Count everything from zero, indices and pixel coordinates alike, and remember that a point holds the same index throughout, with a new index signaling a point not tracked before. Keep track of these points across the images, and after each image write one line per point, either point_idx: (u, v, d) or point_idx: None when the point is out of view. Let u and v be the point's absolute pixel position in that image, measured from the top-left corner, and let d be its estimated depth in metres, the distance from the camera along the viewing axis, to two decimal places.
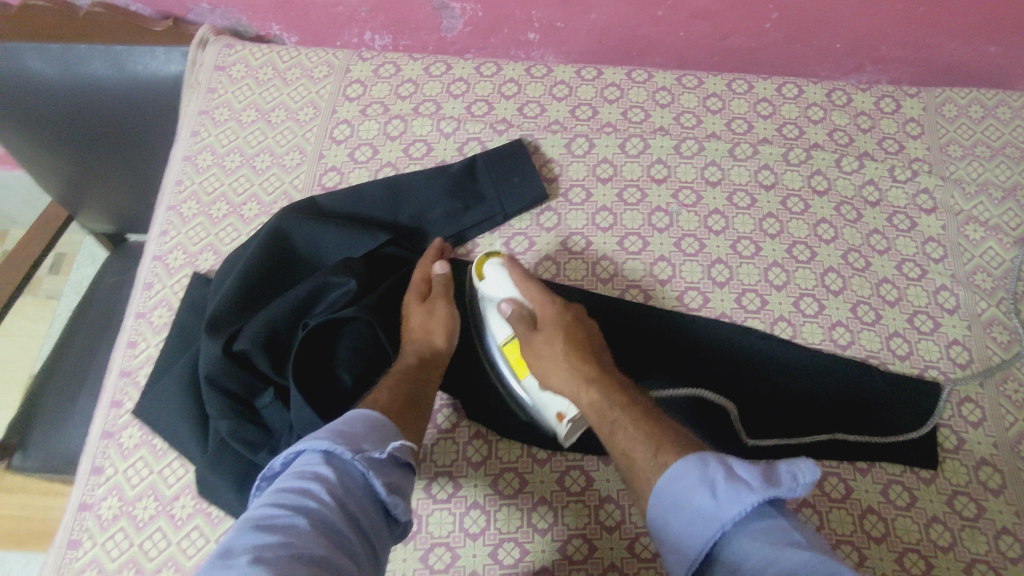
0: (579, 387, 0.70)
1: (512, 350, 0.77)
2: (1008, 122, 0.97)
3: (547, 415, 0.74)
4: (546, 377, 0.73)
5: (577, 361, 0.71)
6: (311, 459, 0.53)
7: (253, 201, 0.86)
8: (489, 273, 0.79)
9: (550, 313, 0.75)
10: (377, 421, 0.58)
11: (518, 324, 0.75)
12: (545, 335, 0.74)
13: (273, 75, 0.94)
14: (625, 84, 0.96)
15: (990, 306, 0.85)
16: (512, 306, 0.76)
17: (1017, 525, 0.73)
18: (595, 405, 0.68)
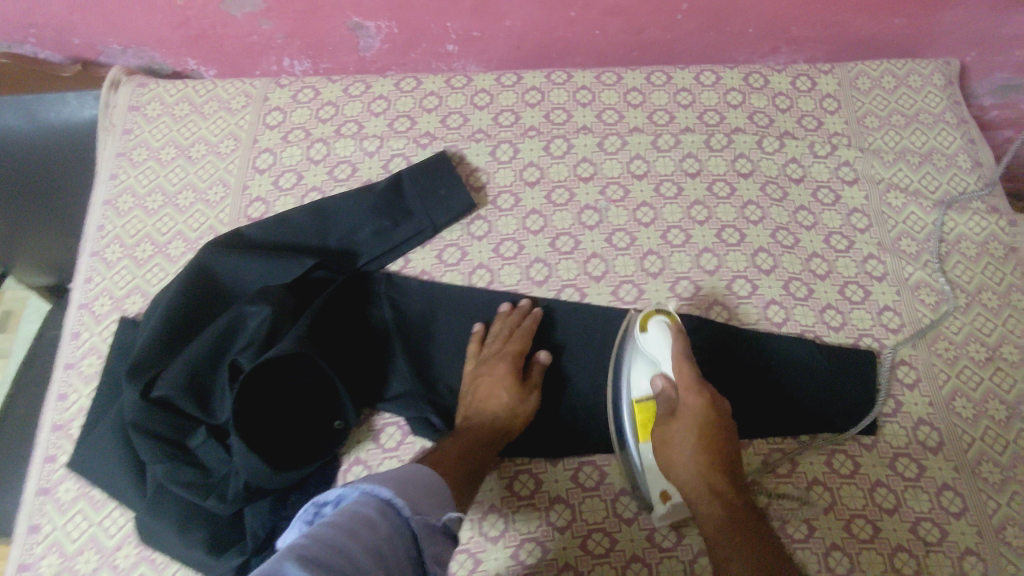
0: (700, 487, 0.69)
1: (645, 412, 0.74)
2: (920, 89, 0.99)
3: (650, 488, 0.73)
4: (667, 460, 0.71)
5: (705, 463, 0.69)
6: (373, 503, 0.55)
7: (179, 239, 0.85)
8: (653, 333, 0.74)
9: (693, 403, 0.70)
10: (434, 480, 0.62)
11: (661, 406, 0.73)
12: (685, 426, 0.70)
13: (190, 110, 0.93)
14: (545, 87, 0.96)
15: (917, 270, 0.87)
16: (663, 382, 0.73)
17: (957, 480, 0.75)
18: (711, 517, 0.67)
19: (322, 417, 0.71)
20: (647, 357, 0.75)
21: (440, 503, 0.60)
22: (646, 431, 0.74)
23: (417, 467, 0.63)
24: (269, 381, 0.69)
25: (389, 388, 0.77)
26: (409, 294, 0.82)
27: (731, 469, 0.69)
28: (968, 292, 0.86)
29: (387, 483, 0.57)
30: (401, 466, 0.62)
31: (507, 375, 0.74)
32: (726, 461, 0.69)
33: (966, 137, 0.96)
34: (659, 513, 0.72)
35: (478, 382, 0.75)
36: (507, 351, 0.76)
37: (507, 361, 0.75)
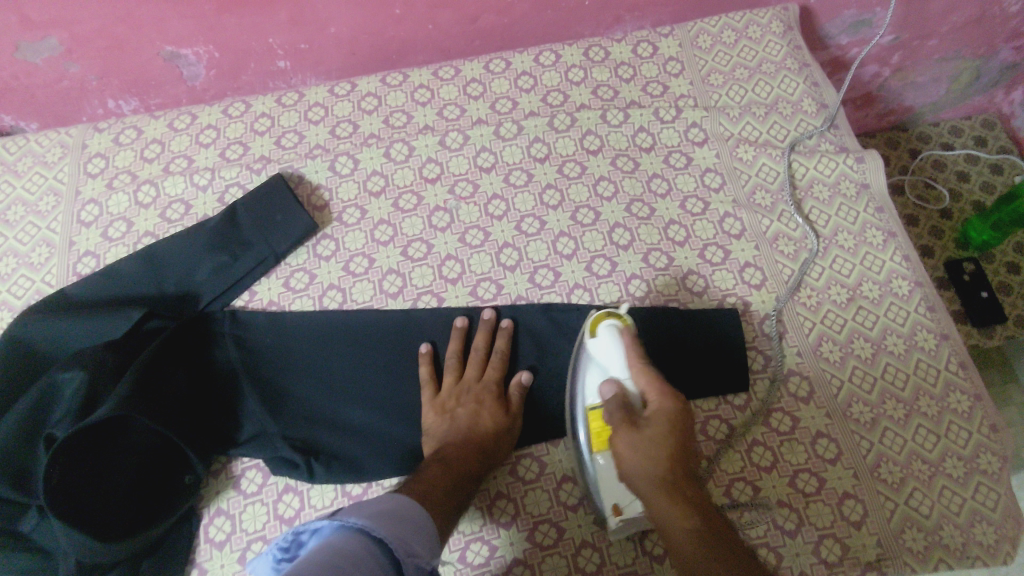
0: (670, 496, 0.59)
1: (598, 421, 0.68)
2: (760, 40, 0.98)
3: (602, 502, 0.68)
4: (631, 472, 0.62)
5: (674, 467, 0.60)
6: (356, 538, 0.51)
7: (3, 309, 0.80)
8: (606, 338, 0.70)
9: (664, 407, 0.63)
10: (428, 522, 0.58)
11: (617, 408, 0.64)
12: (649, 430, 0.62)
13: (4, 170, 0.88)
14: (381, 91, 0.94)
15: (774, 222, 0.86)
16: (615, 388, 0.66)
17: (830, 426, 0.75)
18: (687, 530, 0.57)
19: (169, 474, 0.69)
20: (600, 366, 0.70)
21: (429, 541, 0.57)
22: (601, 440, 0.68)
23: (407, 500, 0.59)
24: (99, 452, 0.67)
25: (242, 432, 0.74)
26: (255, 329, 0.78)
27: (697, 481, 0.61)
28: (825, 236, 0.85)
29: (372, 516, 0.54)
30: (399, 496, 0.59)
31: (493, 400, 0.73)
32: (694, 474, 0.61)
33: (810, 81, 0.95)
34: (613, 525, 0.68)
35: (454, 413, 0.72)
36: (488, 377, 0.75)
37: (492, 388, 0.74)
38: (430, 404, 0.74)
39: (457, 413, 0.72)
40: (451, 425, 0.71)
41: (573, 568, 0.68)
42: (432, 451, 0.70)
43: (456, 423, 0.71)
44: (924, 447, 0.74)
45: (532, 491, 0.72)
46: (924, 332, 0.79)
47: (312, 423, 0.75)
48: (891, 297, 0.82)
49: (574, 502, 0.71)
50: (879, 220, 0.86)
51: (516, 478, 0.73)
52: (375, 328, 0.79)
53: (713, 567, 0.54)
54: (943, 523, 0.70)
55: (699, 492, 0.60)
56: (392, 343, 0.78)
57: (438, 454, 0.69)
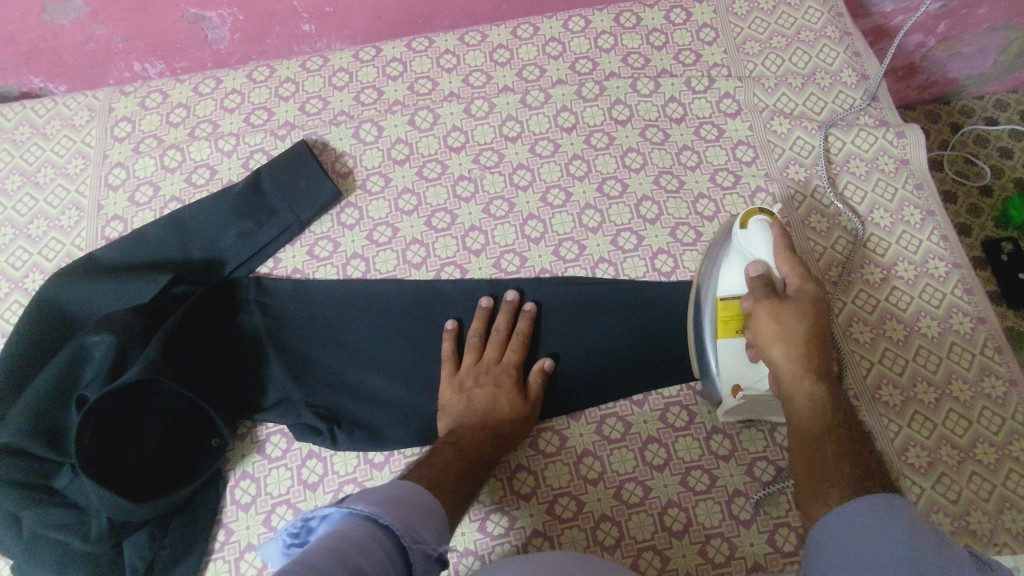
0: (799, 368, 0.61)
1: (728, 307, 0.69)
2: (799, 6, 0.95)
3: (722, 381, 0.70)
4: (766, 346, 0.63)
5: (811, 348, 0.61)
6: (363, 524, 0.50)
7: (35, 271, 0.81)
8: (754, 231, 0.68)
9: (807, 291, 0.64)
10: (435, 507, 0.58)
11: (761, 286, 0.65)
12: (792, 311, 0.63)
13: (33, 133, 0.89)
14: (406, 57, 0.93)
15: (807, 198, 0.84)
16: (761, 269, 0.66)
17: (857, 408, 0.74)
18: (810, 398, 0.60)
19: (196, 437, 0.71)
20: (742, 253, 0.70)
21: (436, 528, 0.56)
22: (728, 325, 0.69)
23: (415, 488, 0.59)
24: (128, 415, 0.68)
25: (266, 397, 0.75)
26: (280, 296, 0.79)
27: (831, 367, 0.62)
28: (860, 213, 0.83)
29: (379, 505, 0.53)
30: (405, 486, 0.58)
31: (511, 385, 0.72)
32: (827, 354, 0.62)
33: (850, 51, 0.92)
34: (727, 407, 0.70)
35: (472, 396, 0.71)
36: (509, 359, 0.74)
37: (513, 371, 0.73)
38: (448, 382, 0.73)
39: (474, 394, 0.72)
40: (468, 406, 0.71)
41: (591, 541, 0.69)
42: (447, 431, 0.70)
43: (473, 404, 0.71)
44: (954, 433, 0.72)
45: (551, 465, 0.72)
46: (959, 315, 0.77)
47: (335, 392, 0.75)
48: (926, 278, 0.79)
49: (594, 476, 0.71)
50: (917, 198, 0.83)
51: (536, 451, 0.73)
52: (399, 300, 0.79)
53: (827, 441, 0.57)
54: (970, 509, 0.69)
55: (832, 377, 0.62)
56: (415, 315, 0.78)
57: (453, 436, 0.69)
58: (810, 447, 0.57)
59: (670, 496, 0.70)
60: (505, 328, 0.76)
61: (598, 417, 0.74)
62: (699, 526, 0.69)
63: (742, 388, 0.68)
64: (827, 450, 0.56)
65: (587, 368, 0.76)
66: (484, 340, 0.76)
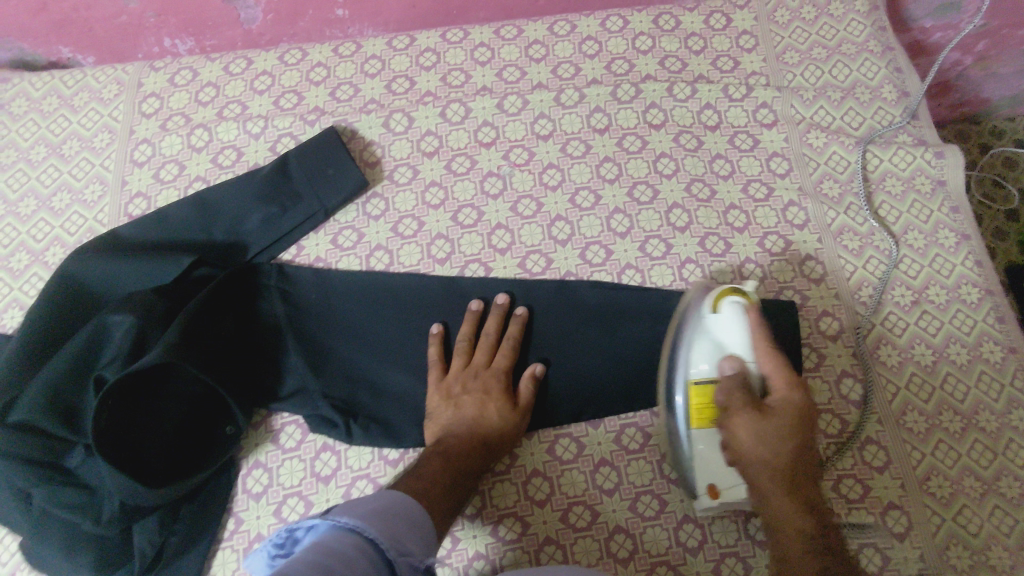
0: (781, 489, 0.57)
1: (702, 397, 0.65)
2: (842, 18, 0.93)
3: (699, 478, 0.66)
4: (744, 461, 0.60)
5: (794, 464, 0.58)
6: (346, 537, 0.50)
7: (56, 245, 0.80)
8: (728, 313, 0.65)
9: (791, 398, 0.60)
10: (425, 517, 0.58)
11: (738, 388, 0.61)
12: (774, 422, 0.59)
13: (60, 104, 0.88)
14: (440, 48, 0.91)
15: (841, 214, 0.82)
16: (737, 365, 0.63)
17: (881, 433, 0.72)
18: (792, 522, 0.56)
19: (211, 423, 0.70)
20: (714, 338, 0.66)
21: (423, 538, 0.56)
22: (702, 417, 0.65)
23: (400, 497, 0.59)
24: (145, 398, 0.67)
25: (282, 386, 0.74)
26: (301, 284, 0.78)
27: (813, 478, 0.58)
28: (894, 233, 0.81)
29: (364, 516, 0.53)
30: (389, 496, 0.58)
31: (501, 391, 0.71)
32: (812, 473, 0.58)
33: (892, 66, 0.90)
34: (704, 504, 0.66)
35: (459, 403, 0.71)
36: (497, 365, 0.73)
37: (502, 377, 0.72)
38: (435, 388, 0.72)
39: (462, 401, 0.71)
40: (456, 413, 0.70)
41: (604, 552, 0.68)
42: (435, 439, 0.69)
43: (461, 411, 0.70)
44: (978, 465, 0.71)
45: (568, 472, 0.71)
46: (990, 344, 0.76)
47: (352, 385, 0.74)
48: (958, 304, 0.78)
49: (610, 487, 0.71)
50: (953, 221, 0.82)
51: (553, 457, 0.72)
52: (422, 295, 0.78)
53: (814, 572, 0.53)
54: (991, 544, 0.68)
55: (812, 485, 0.58)
56: (438, 311, 0.77)
57: (441, 445, 0.68)
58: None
59: (686, 512, 0.69)
60: (493, 333, 0.74)
61: (618, 427, 0.73)
62: (715, 544, 0.68)
63: (721, 491, 0.65)
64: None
65: (608, 375, 0.75)
66: (473, 344, 0.75)
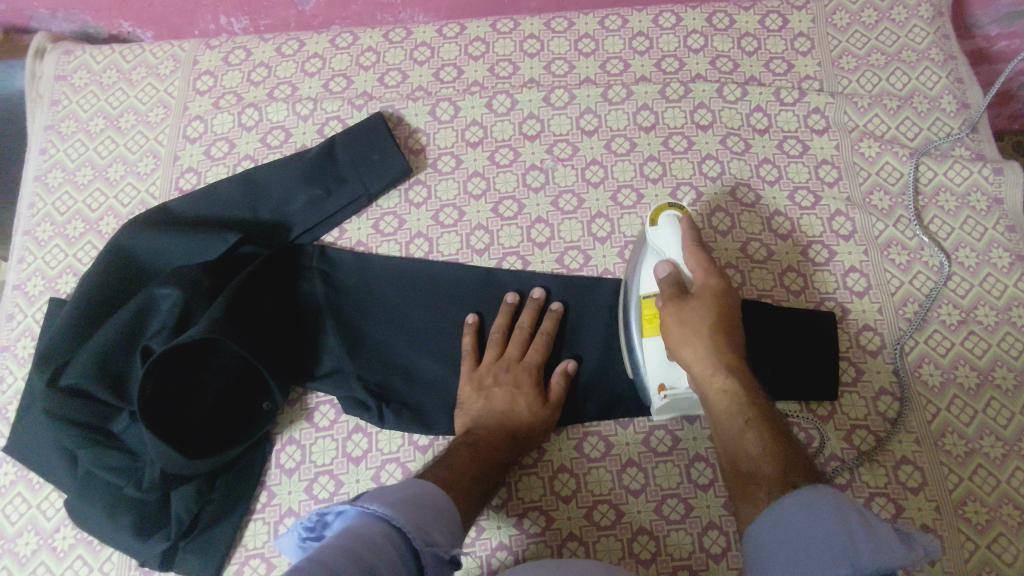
0: (713, 362, 0.61)
1: (649, 307, 0.68)
2: (904, 23, 0.90)
3: (650, 380, 0.68)
4: (676, 345, 0.64)
5: (722, 340, 0.62)
6: (375, 525, 0.50)
7: (110, 215, 0.83)
8: (664, 226, 0.69)
9: (713, 287, 0.65)
10: (451, 507, 0.59)
11: (670, 286, 0.65)
12: (701, 306, 0.64)
13: (119, 77, 0.90)
14: (490, 37, 0.91)
15: (889, 227, 0.80)
16: (670, 267, 0.66)
17: (918, 453, 0.71)
18: (725, 390, 0.60)
19: (249, 399, 0.72)
20: (653, 251, 0.69)
21: (450, 529, 0.56)
22: (651, 323, 0.67)
23: (427, 487, 0.59)
24: (187, 371, 0.69)
25: (319, 367, 0.76)
26: (342, 267, 0.79)
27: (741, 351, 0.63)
28: (944, 249, 0.79)
29: (393, 504, 0.53)
30: (416, 485, 0.58)
31: (532, 385, 0.72)
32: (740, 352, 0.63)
33: (953, 76, 0.87)
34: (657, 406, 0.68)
35: (490, 395, 0.71)
36: (530, 359, 0.73)
37: (533, 371, 0.73)
38: (468, 378, 0.73)
39: (493, 393, 0.72)
40: (486, 404, 0.71)
41: (626, 552, 0.69)
42: (465, 429, 0.70)
43: (492, 403, 0.71)
44: (1017, 492, 0.69)
45: (594, 469, 0.72)
46: None
47: (386, 369, 0.75)
48: (1007, 326, 0.75)
49: (636, 487, 0.71)
50: (1008, 240, 0.79)
51: (580, 454, 0.73)
52: (460, 285, 0.78)
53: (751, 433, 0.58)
54: None
55: (742, 363, 0.63)
56: (474, 302, 0.78)
57: (470, 435, 0.69)
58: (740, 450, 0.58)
59: (712, 518, 0.69)
60: (526, 326, 0.75)
61: (647, 428, 0.73)
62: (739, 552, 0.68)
63: (669, 386, 0.66)
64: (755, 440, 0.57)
65: None
66: (507, 337, 0.76)
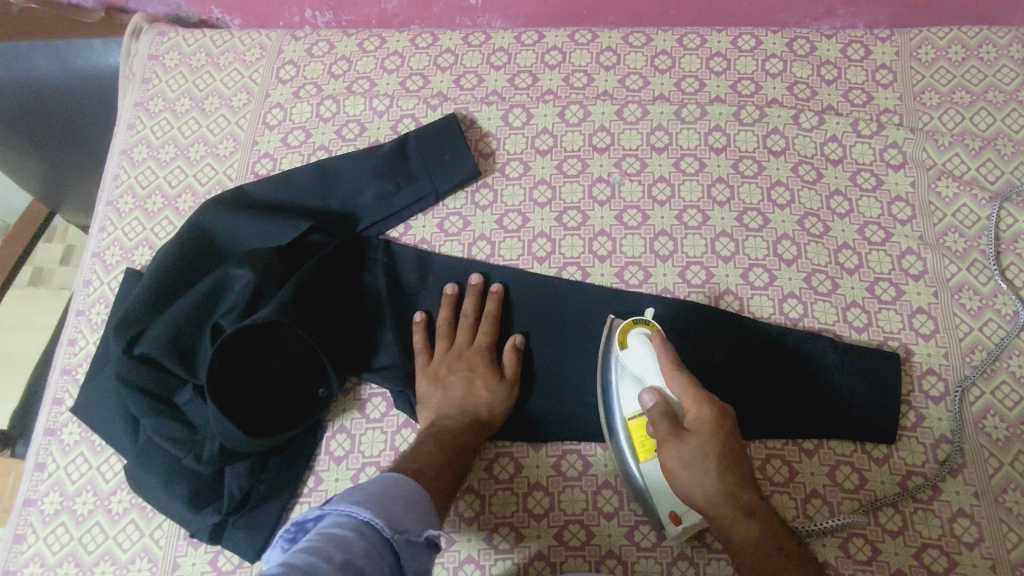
0: (724, 505, 0.59)
1: (639, 430, 0.68)
2: (993, 63, 0.87)
3: (660, 507, 0.67)
4: (685, 486, 0.61)
5: (732, 478, 0.60)
6: (344, 523, 0.50)
7: (187, 192, 0.86)
8: (637, 346, 0.68)
9: (706, 417, 0.60)
10: (419, 493, 0.58)
11: (662, 421, 0.62)
12: (697, 444, 0.60)
13: (207, 61, 0.94)
14: (567, 47, 0.92)
15: (962, 270, 0.78)
16: (655, 396, 0.64)
17: (976, 507, 0.69)
18: (742, 530, 0.59)
19: (306, 382, 0.74)
20: (631, 372, 0.69)
21: (423, 516, 0.56)
22: (645, 449, 0.67)
23: (389, 478, 0.58)
24: (253, 352, 0.72)
25: (376, 358, 0.77)
26: (404, 263, 0.81)
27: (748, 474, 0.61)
28: (1020, 298, 0.77)
29: (360, 500, 0.52)
30: (381, 478, 0.57)
31: (485, 368, 0.74)
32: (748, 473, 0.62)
33: None
34: (670, 531, 0.67)
35: (448, 382, 0.73)
36: (479, 344, 0.75)
37: (483, 356, 0.75)
38: (423, 370, 0.75)
39: (449, 381, 0.73)
40: (444, 392, 0.72)
41: None
42: (429, 419, 0.71)
43: (449, 389, 0.73)
44: None
45: None
46: None
47: None
48: None
49: None
50: None
51: None
52: (519, 291, 0.79)
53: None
54: None
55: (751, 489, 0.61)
56: (532, 309, 0.78)
57: (437, 423, 0.70)
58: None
59: None
60: (466, 314, 0.77)
61: None
62: None
63: (681, 514, 0.65)
64: None
65: None
66: (453, 326, 0.77)
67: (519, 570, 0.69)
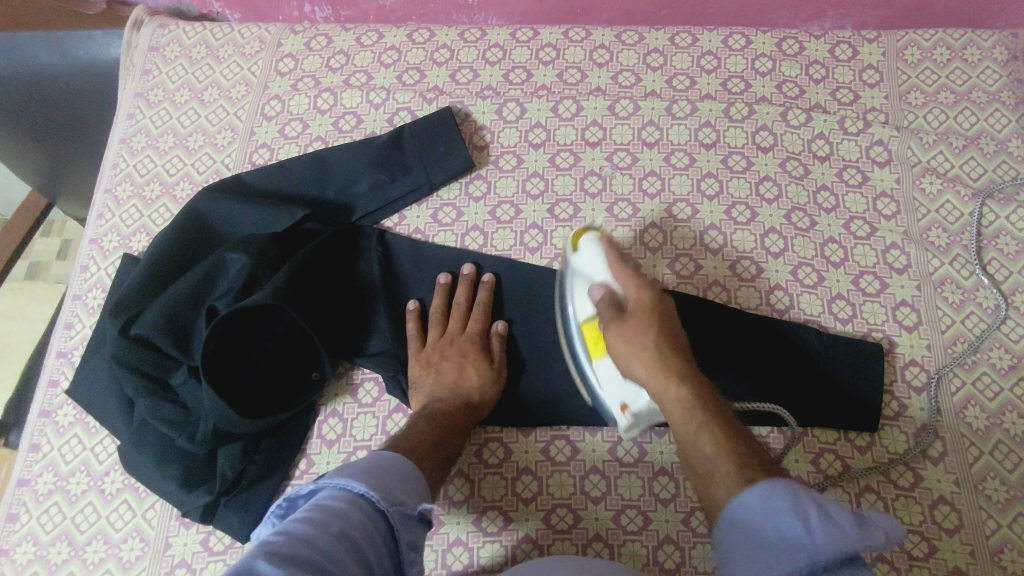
0: (663, 375, 0.60)
1: (591, 329, 0.69)
2: (977, 64, 0.89)
3: (612, 402, 0.69)
4: (627, 362, 0.63)
5: (669, 351, 0.61)
6: (339, 496, 0.51)
7: (185, 181, 0.88)
8: (586, 249, 0.71)
9: (645, 298, 0.65)
10: (412, 472, 0.59)
11: (608, 307, 0.66)
12: (637, 322, 0.63)
13: (206, 53, 0.95)
14: (561, 44, 0.94)
15: (945, 264, 0.80)
16: (603, 289, 0.67)
17: (955, 494, 0.70)
18: (677, 395, 0.59)
19: (302, 367, 0.75)
20: (582, 277, 0.71)
21: (415, 491, 0.57)
22: (597, 346, 0.69)
23: (383, 454, 0.59)
24: (248, 335, 0.73)
25: (369, 344, 0.78)
26: (398, 252, 0.82)
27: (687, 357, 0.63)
28: (1001, 292, 0.78)
29: (355, 474, 0.54)
30: (375, 454, 0.59)
31: (476, 354, 0.75)
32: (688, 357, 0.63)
33: None
34: (624, 425, 0.68)
35: (440, 368, 0.75)
36: (471, 331, 0.77)
37: (475, 342, 0.76)
38: (416, 358, 0.77)
39: (442, 367, 0.75)
40: (437, 378, 0.74)
41: (651, 560, 0.69)
42: (421, 404, 0.73)
43: (441, 374, 0.74)
44: None
45: (626, 475, 0.72)
46: None
47: None
48: None
49: (666, 496, 0.71)
50: None
51: (613, 458, 0.73)
52: (511, 280, 0.80)
53: (711, 434, 0.56)
54: None
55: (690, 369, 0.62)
56: (523, 298, 0.80)
57: (428, 407, 0.72)
58: (694, 443, 0.56)
59: None
60: (456, 302, 0.79)
61: None
62: None
63: (629, 403, 0.67)
64: (712, 440, 0.55)
65: None
66: (445, 315, 0.79)
67: (507, 552, 0.70)
